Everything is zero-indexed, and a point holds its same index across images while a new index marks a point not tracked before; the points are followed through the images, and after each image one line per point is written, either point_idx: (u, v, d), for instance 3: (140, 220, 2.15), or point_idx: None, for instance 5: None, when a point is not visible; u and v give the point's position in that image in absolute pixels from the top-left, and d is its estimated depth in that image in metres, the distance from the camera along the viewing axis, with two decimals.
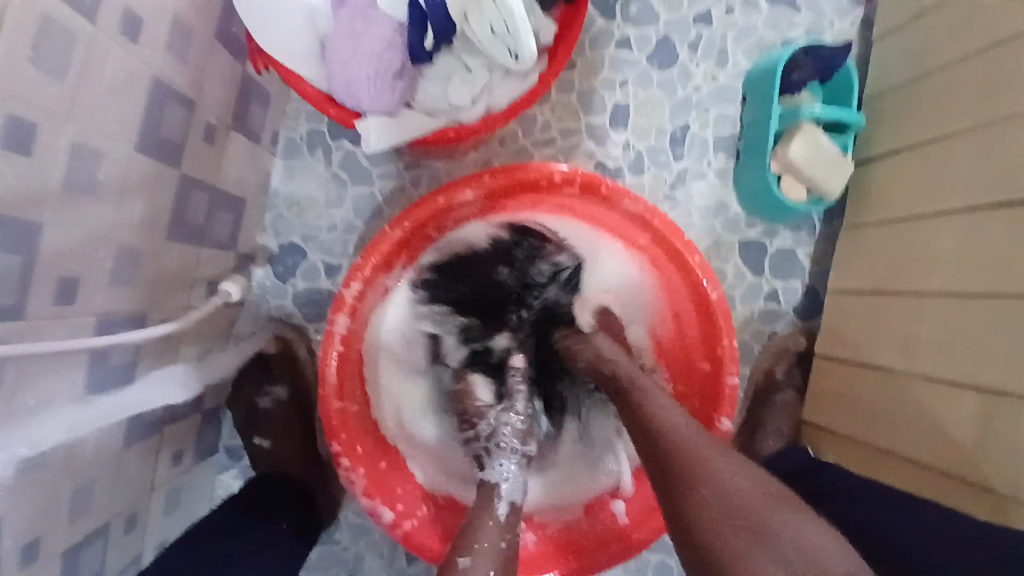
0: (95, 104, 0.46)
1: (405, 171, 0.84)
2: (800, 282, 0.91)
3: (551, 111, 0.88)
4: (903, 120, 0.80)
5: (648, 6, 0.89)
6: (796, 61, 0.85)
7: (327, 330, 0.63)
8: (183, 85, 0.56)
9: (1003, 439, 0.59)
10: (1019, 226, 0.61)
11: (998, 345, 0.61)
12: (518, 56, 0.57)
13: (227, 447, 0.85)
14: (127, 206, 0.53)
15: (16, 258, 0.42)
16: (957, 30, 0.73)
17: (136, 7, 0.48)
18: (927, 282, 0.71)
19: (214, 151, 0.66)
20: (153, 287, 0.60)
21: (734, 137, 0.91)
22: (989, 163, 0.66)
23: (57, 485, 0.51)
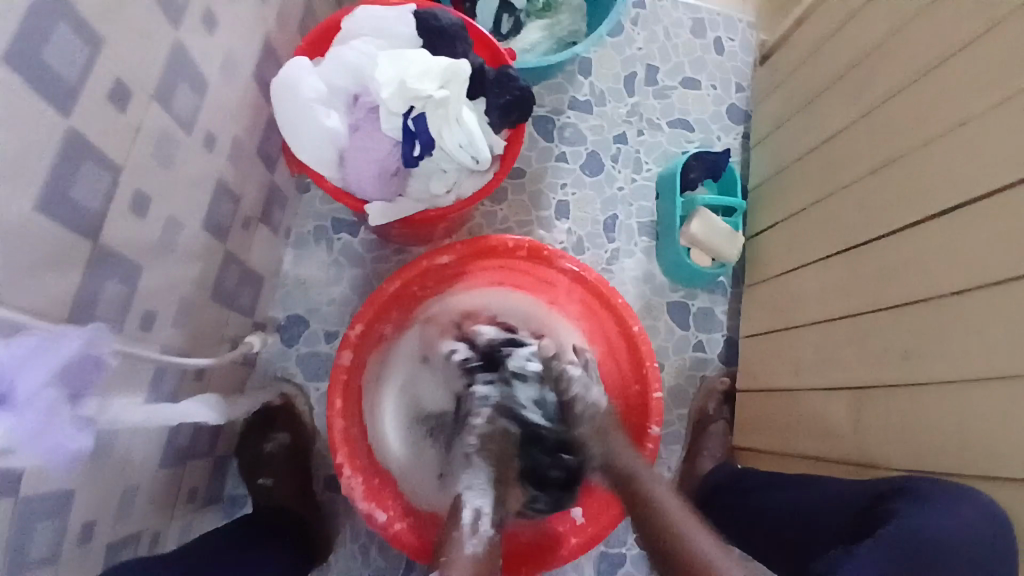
0: (181, 189, 0.65)
1: (393, 255, 1.05)
2: (720, 333, 1.13)
3: (508, 207, 1.12)
4: (775, 202, 1.06)
5: (578, 130, 1.17)
6: (691, 165, 1.11)
7: (333, 365, 0.79)
8: (233, 184, 0.77)
9: (874, 422, 0.77)
10: (857, 263, 0.84)
11: (859, 352, 0.81)
12: (478, 158, 0.79)
13: (229, 497, 0.95)
14: (189, 266, 0.71)
15: (124, 288, 0.58)
16: (801, 137, 1.02)
17: (212, 129, 0.69)
18: (808, 316, 0.93)
19: (246, 236, 0.86)
20: (196, 335, 0.76)
21: (652, 223, 1.15)
22: (832, 222, 0.90)
23: (112, 483, 0.63)
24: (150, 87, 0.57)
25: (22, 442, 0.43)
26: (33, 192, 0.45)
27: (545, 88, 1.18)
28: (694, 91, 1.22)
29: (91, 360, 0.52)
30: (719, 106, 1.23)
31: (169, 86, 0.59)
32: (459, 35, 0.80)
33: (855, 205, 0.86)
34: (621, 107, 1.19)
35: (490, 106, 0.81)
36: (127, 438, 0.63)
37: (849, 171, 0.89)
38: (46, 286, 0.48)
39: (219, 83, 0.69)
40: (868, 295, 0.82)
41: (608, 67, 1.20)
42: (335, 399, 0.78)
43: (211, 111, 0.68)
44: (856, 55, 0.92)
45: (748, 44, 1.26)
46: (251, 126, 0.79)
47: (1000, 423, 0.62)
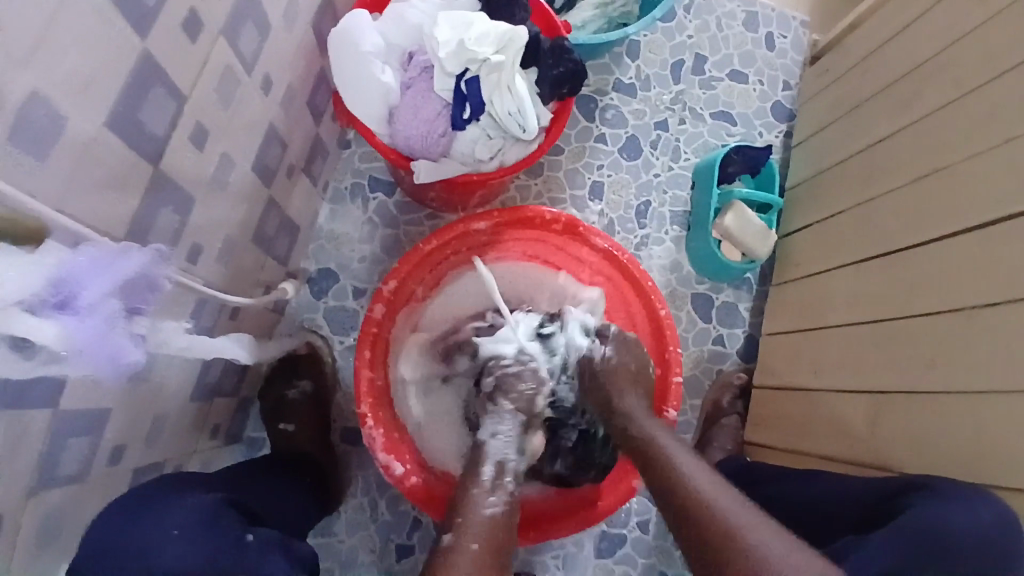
0: (236, 128, 0.66)
1: (426, 219, 1.06)
2: (742, 330, 1.13)
3: (543, 183, 1.12)
4: (812, 200, 1.06)
5: (620, 113, 1.17)
6: (731, 159, 1.10)
7: (365, 316, 0.80)
8: (282, 131, 0.78)
9: (893, 426, 0.78)
10: (894, 267, 0.84)
11: (886, 357, 0.81)
12: (526, 128, 0.79)
13: (248, 438, 0.97)
14: (236, 206, 0.72)
15: (176, 217, 0.60)
16: (847, 136, 1.01)
17: (270, 72, 0.70)
18: (834, 318, 0.93)
19: (289, 185, 0.87)
20: (234, 275, 0.77)
21: (685, 213, 1.15)
22: (870, 227, 0.90)
23: (147, 407, 0.65)
24: (219, 21, 0.57)
25: (80, 347, 0.46)
26: (105, 110, 0.46)
27: (591, 67, 1.17)
28: (740, 84, 1.21)
29: (146, 281, 0.54)
30: (764, 102, 1.21)
31: (235, 23, 0.60)
32: (517, 3, 0.80)
33: (899, 209, 0.85)
34: (666, 94, 1.19)
35: (542, 77, 0.81)
36: (165, 365, 0.65)
37: (892, 177, 0.88)
38: (107, 204, 0.49)
39: (280, 28, 0.69)
40: (901, 299, 0.81)
41: (656, 53, 1.19)
42: (366, 348, 0.80)
43: (271, 54, 0.69)
44: (910, 60, 0.91)
45: (800, 42, 1.25)
46: (304, 75, 0.79)
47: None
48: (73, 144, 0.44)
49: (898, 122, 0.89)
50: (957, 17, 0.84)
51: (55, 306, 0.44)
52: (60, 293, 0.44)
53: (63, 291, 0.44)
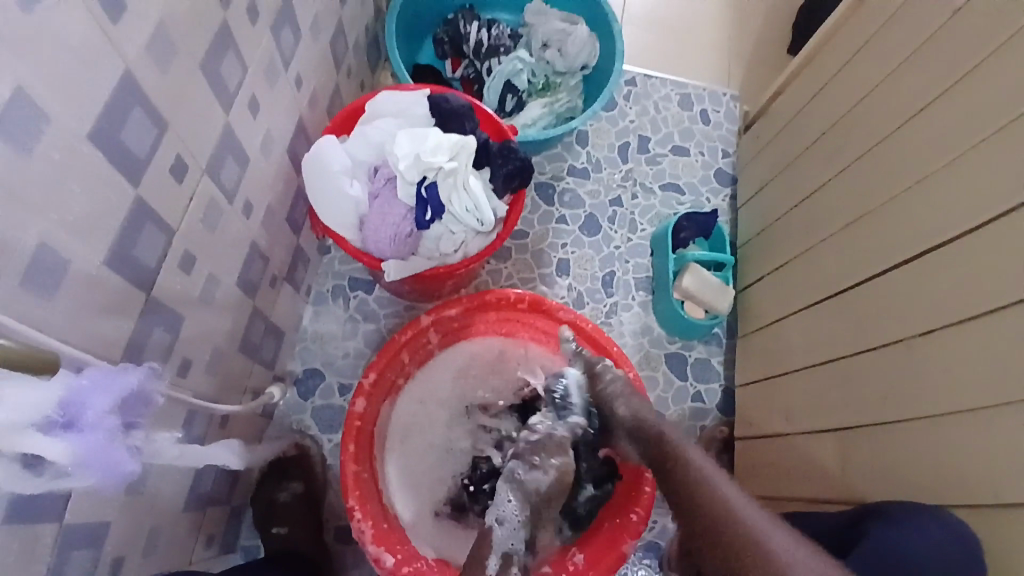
0: (220, 249, 0.74)
1: (405, 310, 1.12)
2: (717, 383, 1.17)
3: (512, 265, 1.20)
4: (762, 257, 1.14)
5: (577, 194, 1.27)
6: (682, 225, 1.19)
7: (348, 410, 0.84)
8: (264, 247, 0.86)
9: (862, 461, 0.81)
10: (840, 308, 0.90)
11: (846, 393, 0.86)
12: (483, 220, 0.88)
13: (243, 546, 0.98)
14: (223, 319, 0.78)
15: (168, 335, 0.66)
16: (784, 194, 1.11)
17: (251, 197, 0.79)
18: (796, 363, 0.98)
19: (272, 293, 0.94)
20: (224, 382, 0.82)
21: (648, 279, 1.23)
22: (817, 274, 0.97)
23: (143, 518, 0.67)
24: (202, 161, 0.66)
25: (84, 461, 0.48)
26: (104, 249, 0.53)
27: (546, 157, 1.29)
28: (684, 157, 1.33)
29: (141, 396, 0.58)
30: (708, 171, 1.33)
31: (216, 159, 0.69)
32: (466, 114, 0.91)
33: (837, 254, 0.93)
34: (617, 173, 1.30)
35: (494, 175, 0.91)
36: (160, 476, 0.68)
37: (827, 227, 0.96)
38: (107, 331, 0.55)
39: (257, 157, 0.78)
40: (851, 337, 0.87)
41: (603, 138, 1.32)
42: (352, 439, 0.83)
43: (250, 181, 0.78)
44: (825, 125, 1.02)
45: (732, 114, 1.38)
46: (282, 195, 0.88)
47: (988, 457, 0.65)
48: (76, 278, 0.50)
49: (825, 179, 0.99)
50: (859, 83, 0.96)
51: (62, 426, 0.46)
52: (67, 412, 0.47)
53: (69, 411, 0.47)
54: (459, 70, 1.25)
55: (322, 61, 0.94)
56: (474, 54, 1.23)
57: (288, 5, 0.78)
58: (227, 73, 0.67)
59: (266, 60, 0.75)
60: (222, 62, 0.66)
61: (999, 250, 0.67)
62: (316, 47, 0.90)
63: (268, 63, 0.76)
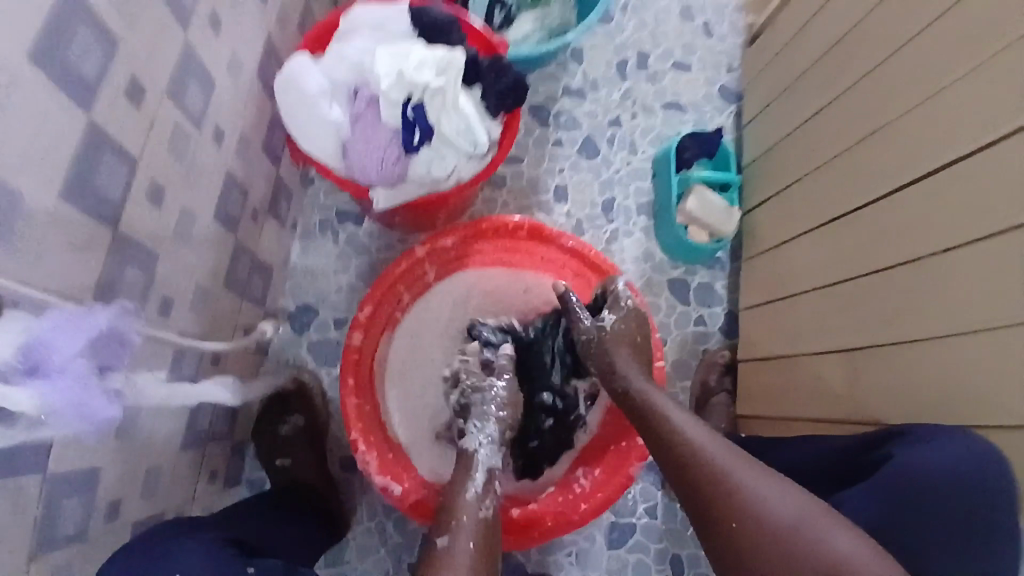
0: (192, 181, 0.68)
1: (397, 243, 1.08)
2: (721, 307, 1.15)
3: (507, 192, 1.14)
4: (766, 177, 1.09)
5: (573, 115, 1.20)
6: (685, 144, 1.13)
7: (347, 345, 0.82)
8: (241, 178, 0.81)
9: (870, 380, 0.80)
10: (848, 228, 0.87)
11: (852, 314, 0.84)
12: (476, 143, 0.82)
13: (249, 479, 0.98)
14: (204, 256, 0.74)
15: (142, 274, 0.62)
16: (791, 110, 1.05)
17: (221, 124, 0.72)
18: (802, 286, 0.96)
19: (255, 228, 0.89)
20: (212, 322, 0.79)
21: (649, 203, 1.18)
22: (828, 192, 0.92)
23: (138, 463, 0.66)
24: (162, 84, 0.60)
25: (55, 409, 0.47)
26: (60, 183, 0.48)
27: (539, 76, 1.20)
28: (686, 73, 1.25)
29: (119, 337, 0.57)
30: (711, 87, 1.25)
31: (178, 81, 0.62)
32: (450, 28, 0.83)
33: (846, 172, 0.88)
34: (615, 92, 1.22)
35: (487, 92, 0.84)
36: (152, 419, 0.66)
37: (838, 142, 0.91)
38: (72, 271, 0.51)
39: (225, 80, 0.72)
40: (860, 257, 0.84)
41: (600, 54, 1.23)
42: (351, 373, 0.82)
43: (219, 106, 0.71)
44: (836, 32, 0.95)
45: (737, 24, 1.28)
46: (256, 123, 0.82)
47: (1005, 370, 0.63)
48: (31, 217, 0.46)
49: (835, 91, 0.93)
50: None
51: (26, 372, 0.45)
52: (30, 359, 0.45)
53: (32, 357, 0.46)
54: None
55: None
56: None
57: None
58: None
59: None
60: None
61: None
62: None
63: None
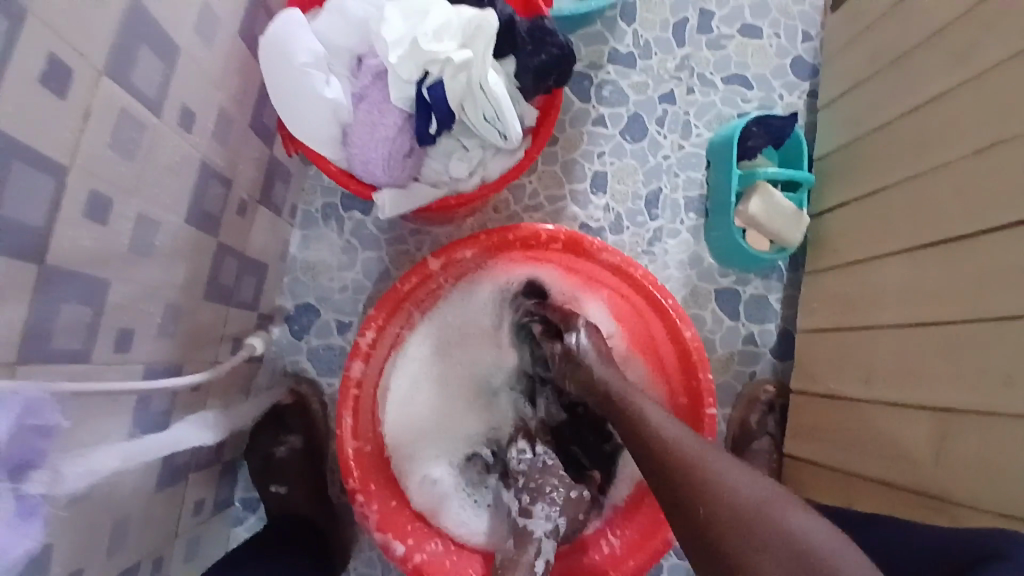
0: (154, 182, 0.54)
1: (410, 236, 0.94)
2: (774, 324, 1.01)
3: (539, 180, 0.99)
4: (842, 178, 0.93)
5: (619, 88, 1.02)
6: (750, 132, 0.96)
7: (344, 375, 0.69)
8: (222, 168, 0.66)
9: (962, 452, 0.66)
10: (956, 257, 0.71)
11: (946, 365, 0.70)
12: (506, 135, 0.67)
13: (242, 499, 0.88)
14: (174, 268, 0.61)
15: (87, 308, 0.49)
16: (882, 97, 0.87)
17: (191, 105, 0.58)
18: (876, 317, 0.81)
19: (244, 222, 0.75)
20: (188, 341, 0.67)
21: (701, 198, 1.02)
22: (921, 208, 0.77)
23: (97, 523, 0.55)
24: (99, 60, 0.45)
25: None
26: None
27: (582, 37, 1.02)
28: (754, 40, 1.06)
29: (37, 426, 0.43)
30: (783, 59, 1.06)
31: (125, 53, 0.47)
32: None
33: (960, 186, 0.72)
34: (670, 60, 1.03)
35: (522, 67, 0.68)
36: (112, 473, 0.55)
37: (948, 147, 0.74)
38: None
39: (194, 47, 0.56)
40: (968, 296, 0.69)
41: (655, 12, 1.04)
42: (349, 405, 0.69)
43: (188, 82, 0.56)
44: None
45: None
46: (240, 97, 0.67)
47: None
48: None
49: (955, 79, 0.76)
50: None
51: None
52: None
53: None
54: None
55: None
56: None
57: None
58: None
59: None
60: None
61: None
62: None
63: None
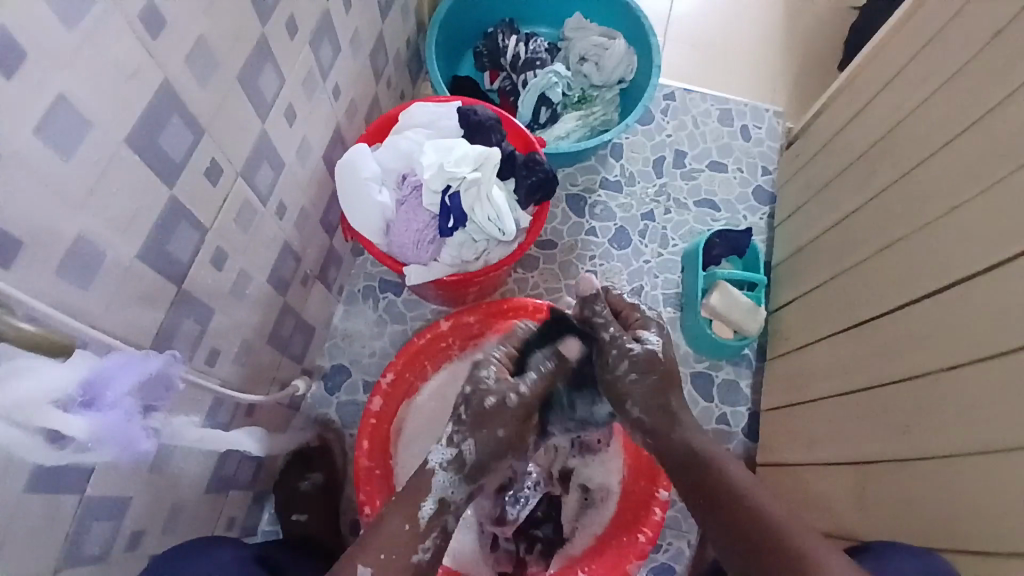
0: (253, 248, 0.78)
1: (431, 314, 1.15)
2: (744, 407, 1.15)
3: (538, 275, 1.21)
4: (789, 281, 1.15)
5: (608, 207, 1.27)
6: (714, 242, 1.17)
7: (366, 408, 0.90)
8: (296, 247, 0.91)
9: (878, 494, 0.80)
10: (863, 337, 0.90)
11: (862, 427, 0.86)
12: (504, 230, 0.90)
13: (263, 532, 1.02)
14: (253, 314, 0.83)
15: (197, 326, 0.70)
16: (814, 217, 1.12)
17: (284, 200, 0.83)
18: (817, 391, 0.98)
19: (304, 290, 0.98)
20: (252, 374, 0.87)
21: (677, 295, 1.21)
22: (845, 301, 0.96)
23: (164, 496, 0.72)
24: (237, 166, 0.71)
25: (104, 437, 0.53)
26: (138, 245, 0.58)
27: (579, 168, 1.29)
28: (720, 174, 1.31)
29: (164, 380, 0.62)
30: (745, 188, 1.30)
31: (252, 164, 0.73)
32: (493, 127, 0.93)
33: (862, 282, 0.93)
34: (650, 187, 1.29)
35: (518, 186, 0.93)
36: (183, 457, 0.73)
37: (857, 253, 0.96)
38: (136, 319, 0.60)
39: (293, 163, 0.83)
40: (871, 367, 0.86)
41: (639, 151, 1.31)
42: (366, 432, 0.88)
43: (284, 185, 0.82)
44: (861, 144, 1.02)
45: (774, 131, 1.35)
46: (316, 199, 0.93)
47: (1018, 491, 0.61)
48: (109, 271, 0.55)
49: (855, 201, 0.99)
50: (893, 107, 0.95)
51: (83, 404, 0.52)
52: (89, 392, 0.53)
53: (90, 391, 0.53)
54: (496, 82, 1.30)
55: (362, 72, 0.99)
56: (511, 68, 1.26)
57: (328, 18, 0.82)
58: (264, 83, 0.72)
59: (304, 73, 0.80)
60: (260, 74, 0.70)
61: (1021, 285, 0.65)
62: (355, 60, 0.95)
63: (306, 74, 0.81)
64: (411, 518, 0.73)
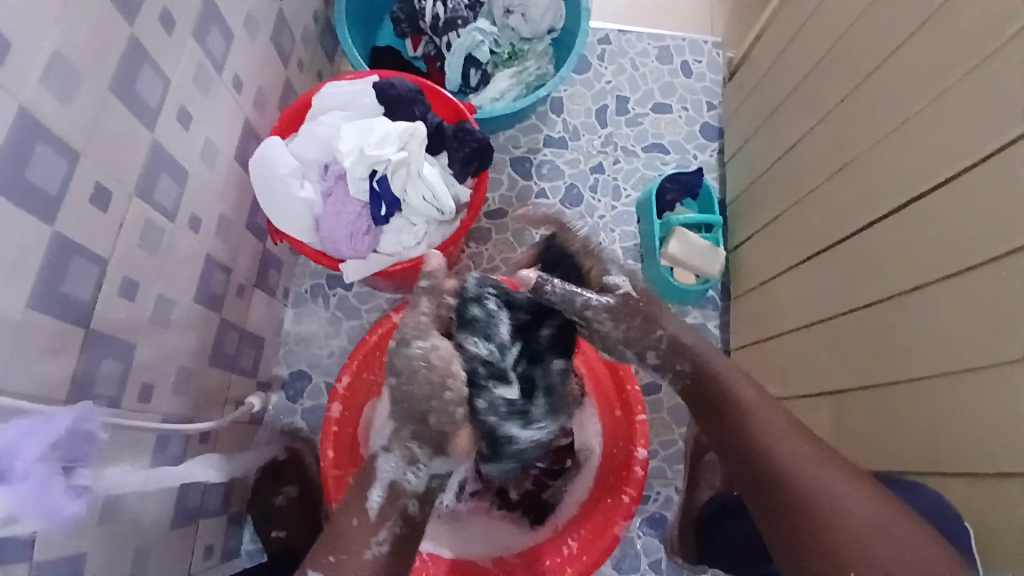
0: (169, 270, 0.72)
1: (387, 303, 1.11)
2: (715, 349, 1.14)
3: (492, 246, 1.16)
4: (747, 217, 1.12)
5: (555, 165, 1.22)
6: (666, 188, 1.14)
7: (326, 415, 0.87)
8: (224, 260, 0.85)
9: (856, 424, 0.80)
10: (824, 267, 0.88)
11: (833, 358, 0.85)
12: (443, 209, 0.86)
13: (247, 552, 0.98)
14: (187, 339, 0.77)
15: (121, 365, 0.65)
16: (766, 145, 1.08)
17: (197, 212, 0.77)
18: (786, 325, 0.97)
19: (243, 302, 0.92)
20: (198, 399, 0.82)
21: (636, 247, 1.18)
22: (804, 231, 0.94)
23: (125, 544, 0.67)
24: (131, 185, 0.64)
25: (22, 509, 0.50)
26: (28, 292, 0.52)
27: (520, 129, 1.23)
28: (665, 115, 1.26)
29: (83, 433, 0.58)
30: (692, 126, 1.26)
31: (149, 178, 0.67)
32: (415, 100, 0.87)
33: (822, 209, 0.90)
34: (595, 139, 1.24)
35: (452, 159, 0.88)
36: (137, 502, 0.69)
37: (811, 179, 0.93)
38: (43, 373, 0.55)
39: (199, 170, 0.76)
40: (838, 294, 0.85)
41: (579, 103, 1.25)
42: (330, 439, 0.86)
43: (195, 196, 0.76)
44: (803, 66, 0.98)
45: (715, 62, 1.30)
46: (237, 206, 0.86)
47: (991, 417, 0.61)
48: (1, 327, 0.50)
49: (805, 126, 0.96)
50: (832, 22, 0.91)
51: None
52: None
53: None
54: (419, 48, 1.21)
55: (264, 58, 0.91)
56: (431, 30, 1.17)
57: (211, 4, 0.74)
58: (145, 88, 0.64)
59: (194, 67, 0.72)
60: (138, 79, 0.63)
61: (975, 204, 0.65)
62: (254, 44, 0.86)
63: (197, 69, 0.73)
64: (359, 513, 0.69)
